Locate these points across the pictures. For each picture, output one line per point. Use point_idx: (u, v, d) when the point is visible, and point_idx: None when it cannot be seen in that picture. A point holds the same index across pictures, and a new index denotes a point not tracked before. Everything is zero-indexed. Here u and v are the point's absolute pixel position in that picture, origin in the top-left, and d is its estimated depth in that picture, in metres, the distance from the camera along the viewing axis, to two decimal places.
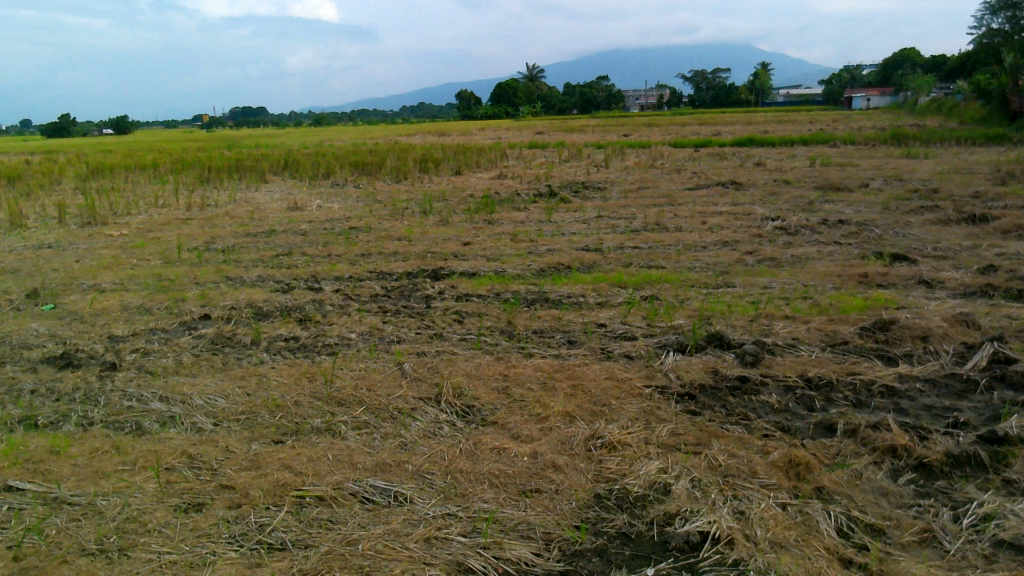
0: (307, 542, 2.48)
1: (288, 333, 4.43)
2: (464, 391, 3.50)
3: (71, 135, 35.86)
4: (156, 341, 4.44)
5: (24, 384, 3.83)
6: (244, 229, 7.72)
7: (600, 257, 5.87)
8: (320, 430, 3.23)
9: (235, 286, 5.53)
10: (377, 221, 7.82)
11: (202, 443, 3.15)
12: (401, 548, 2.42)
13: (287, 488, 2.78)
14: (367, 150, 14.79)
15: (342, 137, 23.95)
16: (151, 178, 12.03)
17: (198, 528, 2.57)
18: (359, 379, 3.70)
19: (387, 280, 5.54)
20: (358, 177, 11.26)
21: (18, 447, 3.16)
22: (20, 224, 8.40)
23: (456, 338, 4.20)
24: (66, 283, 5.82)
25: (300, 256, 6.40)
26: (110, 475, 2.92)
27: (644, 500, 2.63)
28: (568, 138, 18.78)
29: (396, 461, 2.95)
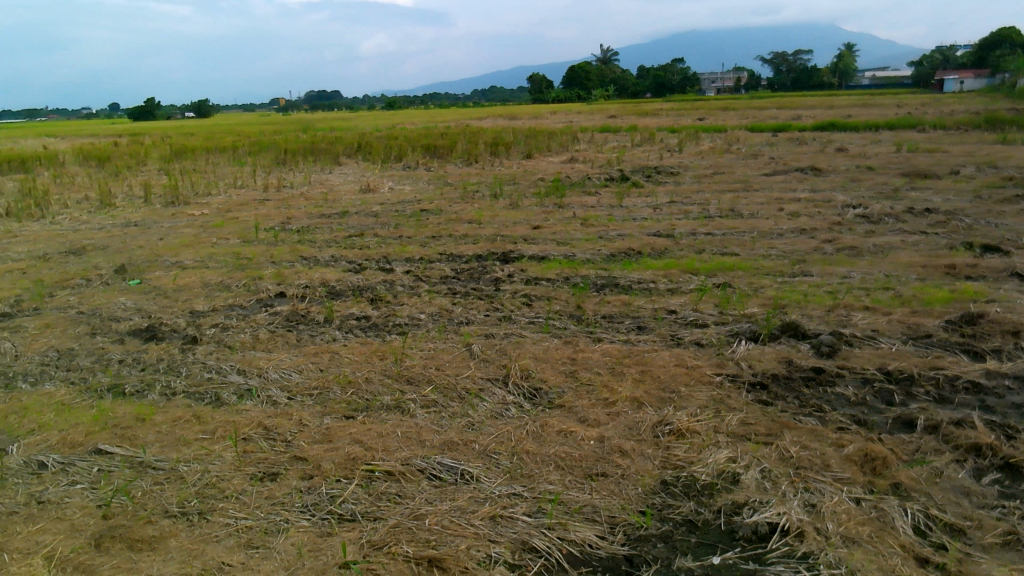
0: (376, 514, 2.55)
1: (359, 312, 4.53)
2: (532, 373, 3.52)
3: (154, 118, 37.46)
4: (234, 317, 4.61)
5: (112, 354, 4.04)
6: (318, 210, 7.92)
7: (671, 242, 5.80)
8: (390, 407, 3.31)
9: (309, 266, 5.69)
10: (447, 204, 7.90)
11: (277, 416, 3.27)
12: (467, 525, 2.46)
13: (358, 462, 2.86)
14: (437, 134, 14.93)
15: (415, 119, 24.24)
16: (230, 160, 12.45)
17: (273, 496, 2.67)
18: (428, 359, 3.77)
19: (457, 262, 5.61)
20: (430, 160, 11.38)
21: (108, 413, 3.35)
22: (111, 204, 8.83)
23: (525, 321, 4.22)
24: (151, 259, 6.11)
25: (372, 237, 6.53)
26: (191, 443, 3.06)
27: (711, 488, 2.61)
28: (641, 121, 18.56)
29: (463, 439, 3.00)
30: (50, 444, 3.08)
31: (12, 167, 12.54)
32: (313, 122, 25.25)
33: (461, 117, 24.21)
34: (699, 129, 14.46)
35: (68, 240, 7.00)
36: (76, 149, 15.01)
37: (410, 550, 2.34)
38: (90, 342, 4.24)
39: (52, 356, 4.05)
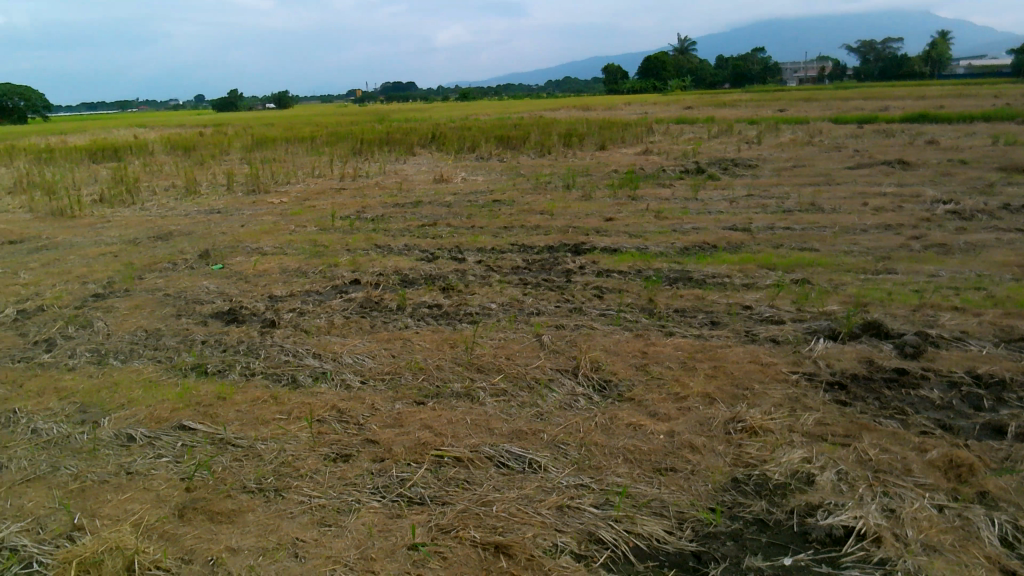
0: (444, 499, 2.59)
1: (431, 300, 4.60)
2: (602, 365, 3.51)
3: (238, 109, 38.84)
4: (311, 302, 4.75)
5: (196, 335, 4.22)
6: (393, 199, 8.07)
7: (748, 237, 5.67)
8: (460, 394, 3.35)
9: (383, 254, 5.80)
10: (519, 195, 7.93)
11: (351, 399, 3.36)
12: (534, 513, 2.48)
13: (428, 447, 2.91)
14: (510, 125, 14.97)
15: (489, 110, 24.38)
16: (308, 150, 12.79)
17: (345, 476, 2.75)
18: (499, 348, 3.80)
19: (529, 253, 5.62)
20: (503, 151, 11.43)
21: (192, 391, 3.50)
22: (197, 191, 9.20)
23: (596, 313, 4.21)
24: (233, 245, 6.34)
25: (445, 227, 6.61)
26: (268, 423, 3.18)
27: (785, 488, 2.55)
28: (719, 112, 18.17)
29: (531, 429, 3.02)
30: (138, 418, 3.25)
31: (106, 155, 13.20)
32: (389, 113, 25.65)
33: (535, 108, 24.17)
34: (780, 121, 14.06)
35: (157, 226, 7.34)
36: (165, 139, 15.70)
37: (477, 535, 2.38)
38: (176, 323, 4.45)
39: (140, 335, 4.26)
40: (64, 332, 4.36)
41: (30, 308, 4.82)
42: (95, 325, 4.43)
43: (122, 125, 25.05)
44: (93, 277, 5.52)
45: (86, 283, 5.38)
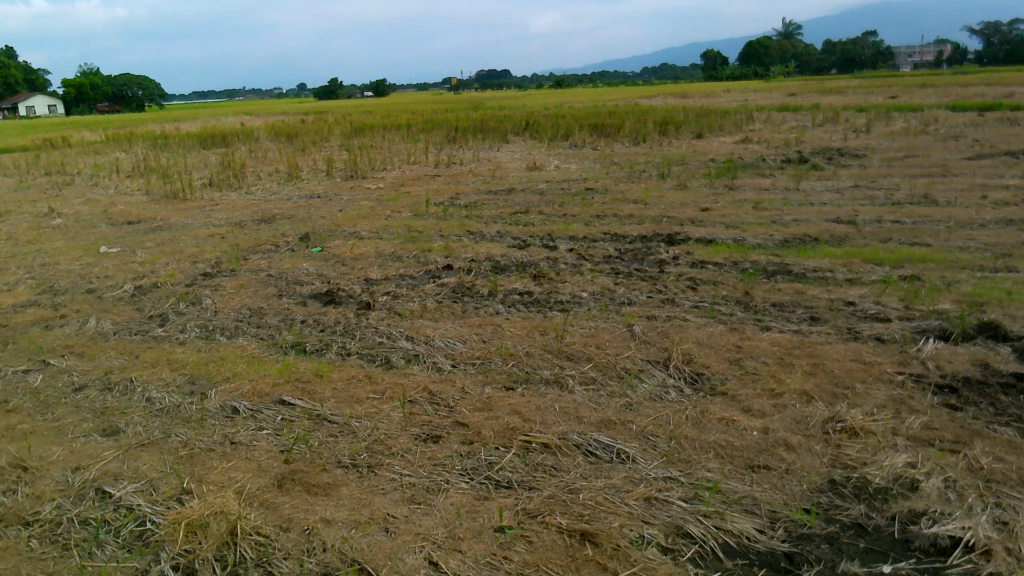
0: (531, 484, 2.62)
1: (522, 287, 4.64)
2: (694, 358, 3.45)
3: (338, 97, 40.03)
4: (405, 286, 4.87)
5: (296, 314, 4.41)
6: (486, 186, 8.15)
7: (853, 230, 5.43)
8: (549, 381, 3.37)
9: (476, 240, 5.88)
10: (613, 183, 7.86)
11: (442, 382, 3.43)
12: (621, 504, 2.47)
13: (517, 432, 2.95)
14: (604, 112, 14.84)
15: (583, 98, 24.21)
16: (404, 137, 13.07)
17: (435, 457, 2.82)
18: (589, 337, 3.79)
19: (621, 242, 5.57)
20: (597, 139, 11.35)
21: (292, 368, 3.66)
22: (299, 176, 9.57)
23: (689, 305, 4.13)
24: (332, 229, 6.57)
25: (537, 215, 6.63)
26: (363, 401, 3.29)
27: (886, 493, 2.45)
28: (825, 100, 17.41)
29: (620, 419, 3.00)
30: (243, 391, 3.42)
31: (216, 141, 13.89)
32: (483, 101, 25.85)
33: (631, 96, 23.80)
34: (892, 108, 13.35)
35: (261, 209, 7.68)
36: (270, 126, 16.39)
37: (563, 522, 2.39)
38: (278, 302, 4.65)
39: (245, 313, 4.48)
40: (176, 308, 4.64)
41: (146, 285, 5.14)
42: (204, 302, 4.69)
43: (231, 113, 26.31)
44: (203, 257, 5.84)
45: (196, 262, 5.70)
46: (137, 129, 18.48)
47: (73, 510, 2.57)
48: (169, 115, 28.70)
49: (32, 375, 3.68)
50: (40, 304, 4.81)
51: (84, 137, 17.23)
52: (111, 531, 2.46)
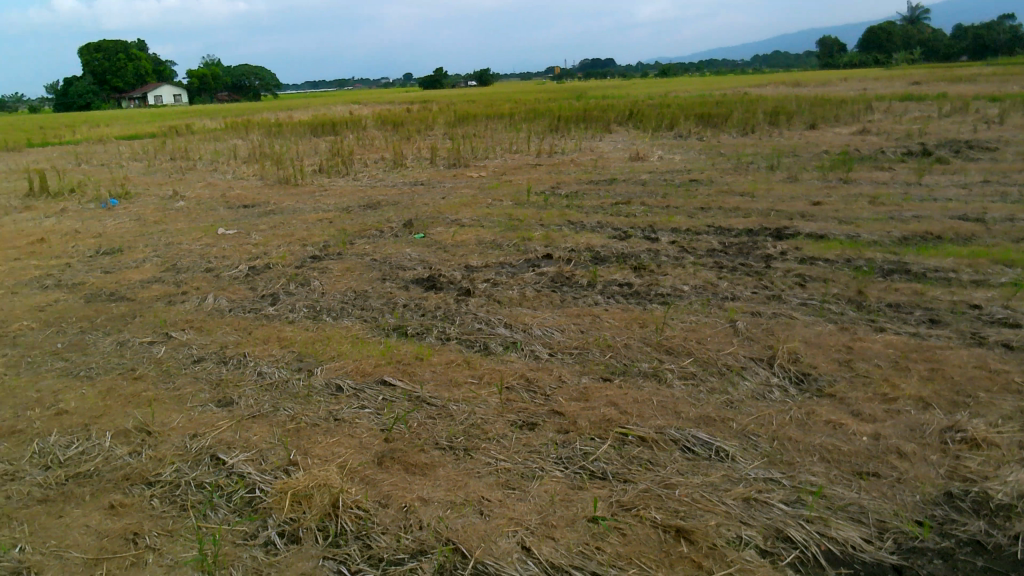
0: (626, 477, 2.60)
1: (622, 279, 4.59)
2: (800, 357, 3.33)
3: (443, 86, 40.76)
4: (504, 274, 4.92)
5: (398, 298, 4.53)
6: (587, 176, 8.11)
7: (982, 228, 5.08)
8: (647, 374, 3.34)
9: (576, 230, 5.87)
10: (718, 175, 7.66)
11: (539, 370, 3.45)
12: (718, 502, 2.43)
13: (613, 424, 2.93)
14: (712, 102, 14.44)
15: (689, 86, 23.65)
16: (507, 126, 13.15)
17: (530, 444, 2.84)
18: (689, 331, 3.73)
19: (726, 235, 5.43)
20: (703, 129, 11.08)
21: (393, 350, 3.78)
22: (403, 164, 9.80)
23: (797, 302, 3.99)
24: (435, 216, 6.71)
25: (639, 206, 6.55)
26: (461, 385, 3.36)
27: (1009, 511, 2.30)
28: (954, 89, 16.32)
29: (720, 416, 2.94)
30: (348, 370, 3.56)
31: (326, 129, 14.42)
32: (587, 90, 25.66)
33: (740, 85, 23.06)
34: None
35: (367, 195, 7.93)
36: (378, 114, 16.86)
37: (658, 517, 2.37)
38: (382, 286, 4.80)
39: (350, 295, 4.65)
40: (287, 288, 4.86)
41: (260, 266, 5.41)
42: (312, 284, 4.89)
43: (341, 102, 27.22)
44: (312, 240, 6.09)
45: (306, 245, 5.95)
46: (254, 117, 19.41)
47: (191, 474, 2.75)
48: (284, 104, 30.00)
49: (156, 347, 3.95)
50: (164, 281, 5.14)
51: (206, 125, 18.25)
52: (224, 496, 2.62)
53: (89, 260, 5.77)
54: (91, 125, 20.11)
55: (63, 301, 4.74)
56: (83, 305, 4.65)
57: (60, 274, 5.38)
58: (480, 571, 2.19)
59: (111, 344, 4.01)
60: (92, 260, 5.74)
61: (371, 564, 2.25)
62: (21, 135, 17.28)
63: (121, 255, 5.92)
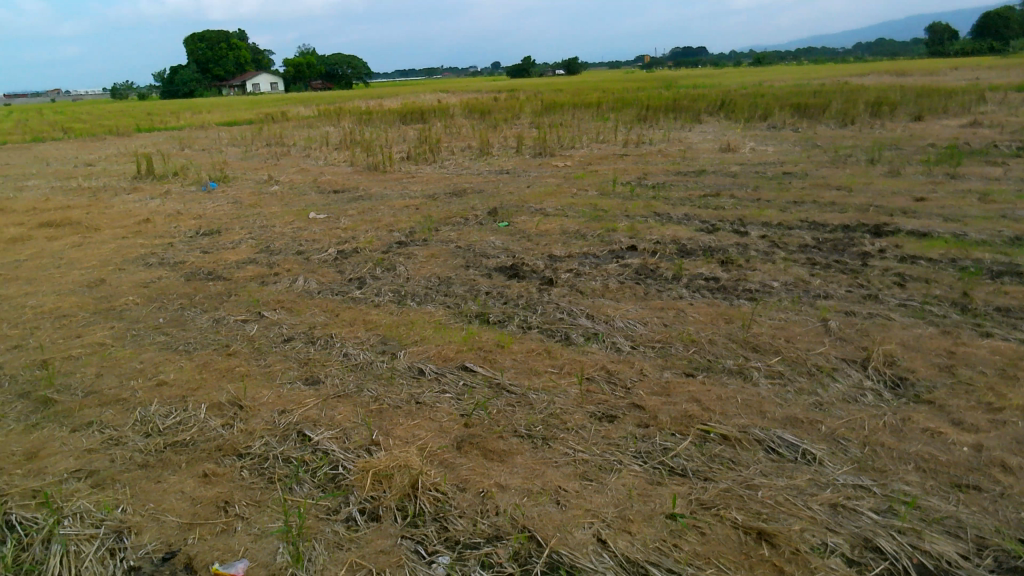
0: (707, 475, 2.55)
1: (708, 273, 4.49)
2: (897, 361, 3.18)
3: (530, 75, 40.80)
4: (587, 264, 4.89)
5: (481, 286, 4.57)
6: (675, 167, 7.95)
7: None
8: (732, 371, 3.26)
9: (662, 222, 5.77)
10: (813, 168, 7.38)
11: (620, 362, 3.42)
12: (803, 507, 2.35)
13: (695, 421, 2.88)
14: (809, 91, 13.91)
15: (785, 76, 22.87)
16: (594, 115, 13.04)
17: (609, 436, 2.82)
18: (778, 329, 3.61)
19: (820, 231, 5.23)
20: (798, 120, 10.69)
21: (475, 337, 3.82)
22: (489, 152, 9.86)
23: (895, 303, 3.80)
24: (519, 204, 6.72)
25: (728, 198, 6.38)
26: (542, 374, 3.37)
27: None
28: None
29: (808, 418, 2.84)
30: (430, 355, 3.62)
31: (415, 117, 14.65)
32: (677, 79, 25.18)
33: (840, 74, 22.09)
34: None
35: (453, 183, 8.02)
36: (466, 103, 17.02)
37: (739, 518, 2.31)
38: (465, 273, 4.85)
39: (434, 281, 4.72)
40: (373, 272, 4.98)
41: (348, 249, 5.57)
42: (397, 269, 4.99)
43: (430, 90, 27.61)
44: (399, 226, 6.20)
45: (393, 231, 6.07)
46: (346, 105, 19.90)
47: (278, 448, 2.86)
48: (374, 92, 30.67)
49: (249, 325, 4.12)
50: (258, 262, 5.35)
51: (301, 112, 18.86)
52: (309, 471, 2.71)
53: (189, 240, 6.06)
54: (194, 112, 21.09)
55: (165, 279, 4.99)
56: (183, 283, 4.89)
57: (163, 253, 5.67)
58: (555, 559, 2.19)
59: (208, 320, 4.21)
60: (192, 240, 6.03)
61: (447, 547, 2.29)
62: (131, 120, 18.31)
63: (219, 236, 6.19)
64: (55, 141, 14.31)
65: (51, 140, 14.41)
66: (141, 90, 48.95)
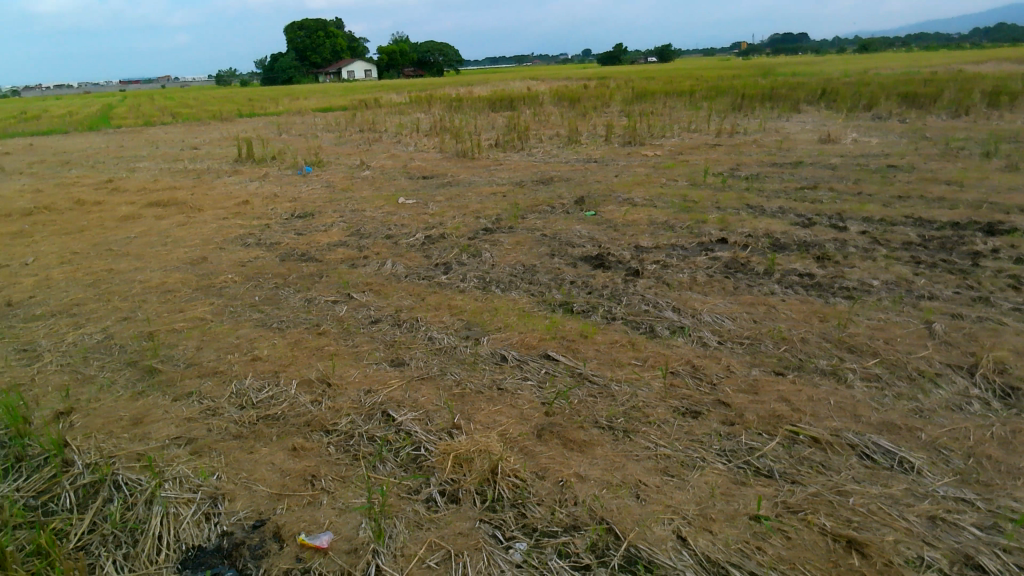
0: (795, 477, 2.47)
1: (802, 269, 4.33)
2: (1008, 370, 3.00)
3: (620, 63, 40.31)
4: (675, 256, 4.79)
5: (566, 275, 4.55)
6: (770, 158, 7.69)
7: None
8: (825, 371, 3.13)
9: (755, 214, 5.60)
10: (921, 161, 6.99)
11: (706, 357, 3.34)
12: (899, 517, 2.24)
13: (784, 421, 2.79)
14: (919, 80, 13.17)
15: (892, 64, 21.76)
16: (686, 104, 12.75)
17: (693, 432, 2.77)
18: (877, 330, 3.45)
19: (926, 228, 4.95)
20: (906, 110, 10.14)
21: (558, 325, 3.81)
22: (578, 141, 9.79)
23: (1008, 307, 3.57)
24: (607, 194, 6.66)
25: (826, 192, 6.13)
26: (625, 366, 3.33)
27: None
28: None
29: (907, 425, 2.70)
30: (513, 342, 3.64)
31: (504, 105, 14.70)
32: (774, 66, 24.35)
33: (952, 61, 20.86)
34: None
35: (540, 171, 8.01)
36: (556, 90, 16.94)
37: (829, 524, 2.22)
38: (550, 262, 4.84)
39: (519, 269, 4.73)
40: (459, 258, 5.04)
41: (435, 235, 5.65)
42: (483, 255, 5.03)
43: (519, 78, 27.66)
44: (485, 213, 6.25)
45: (480, 218, 6.12)
46: (436, 92, 20.15)
47: (363, 427, 2.94)
48: (465, 79, 30.95)
49: (338, 306, 4.24)
50: (349, 245, 5.50)
51: (392, 98, 19.22)
52: (392, 451, 2.77)
53: (285, 222, 6.28)
54: (291, 98, 21.82)
55: (262, 259, 5.20)
56: (279, 263, 5.08)
57: (260, 234, 5.90)
58: (632, 554, 2.17)
59: (300, 300, 4.36)
60: (287, 222, 6.25)
61: (525, 533, 2.30)
62: (232, 106, 19.09)
63: (312, 218, 6.39)
64: (164, 125, 15.09)
65: (161, 125, 15.20)
66: (243, 76, 51.00)
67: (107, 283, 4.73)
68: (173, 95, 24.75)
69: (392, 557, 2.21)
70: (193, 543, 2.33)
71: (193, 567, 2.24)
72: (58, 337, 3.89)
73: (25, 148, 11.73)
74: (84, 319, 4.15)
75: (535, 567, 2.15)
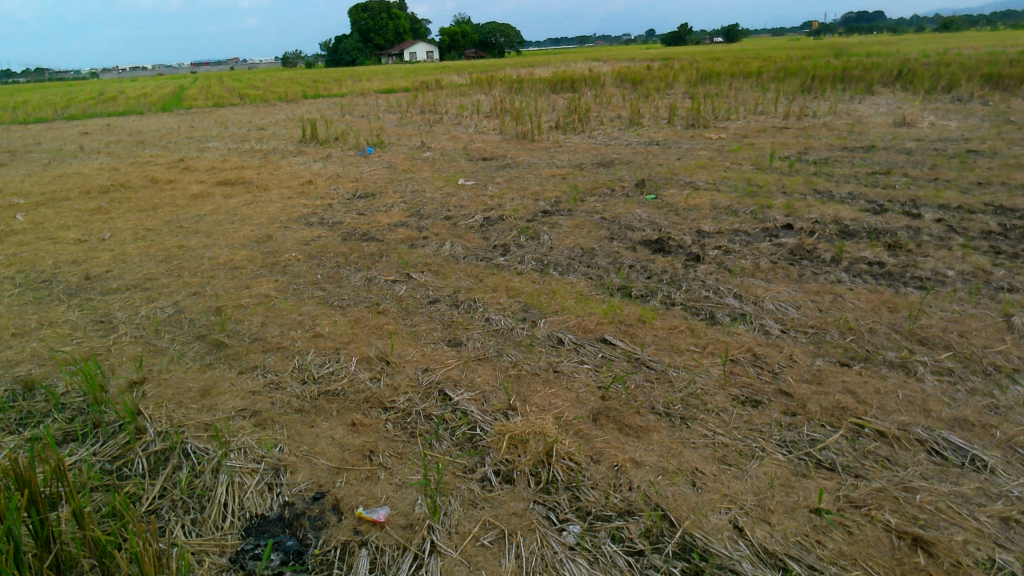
0: (858, 472, 2.40)
1: (873, 257, 4.18)
2: None
3: (684, 43, 39.62)
4: (738, 242, 4.69)
5: (625, 259, 4.50)
6: (841, 142, 7.44)
7: None
8: (893, 363, 3.03)
9: (823, 200, 5.43)
10: (1004, 146, 6.66)
11: (769, 346, 3.27)
12: (969, 517, 2.16)
13: (848, 414, 2.71)
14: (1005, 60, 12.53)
15: (974, 43, 20.79)
16: (753, 85, 12.43)
17: (752, 422, 2.71)
18: (950, 322, 3.32)
19: (1008, 216, 4.72)
20: (990, 92, 9.67)
21: (616, 309, 3.78)
22: (640, 123, 9.65)
23: None
24: (669, 177, 6.55)
25: (901, 177, 5.90)
26: (684, 352, 3.28)
27: None
28: None
29: (981, 421, 2.60)
30: (571, 325, 3.62)
31: (566, 86, 14.59)
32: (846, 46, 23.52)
33: None
34: None
35: (601, 153, 7.93)
36: (619, 71, 16.70)
37: (894, 521, 2.16)
38: (609, 245, 4.79)
39: (577, 252, 4.70)
40: (518, 240, 5.04)
41: (494, 216, 5.65)
42: (541, 238, 5.02)
43: (579, 59, 27.58)
44: (545, 195, 6.22)
45: (539, 200, 6.10)
46: (497, 73, 20.13)
47: (420, 405, 2.98)
48: (525, 61, 30.99)
49: (397, 286, 4.29)
50: (409, 225, 5.56)
51: (454, 80, 19.28)
52: (448, 429, 2.80)
53: (347, 202, 6.38)
54: (355, 79, 22.19)
55: (324, 238, 5.29)
56: (341, 243, 5.16)
57: (323, 213, 6.01)
58: (687, 542, 2.15)
59: (361, 279, 4.43)
60: (349, 203, 6.34)
61: (579, 516, 2.30)
62: (297, 88, 19.43)
63: (374, 199, 6.47)
64: (233, 107, 15.46)
65: (230, 106, 15.59)
66: (309, 57, 51.95)
67: (178, 260, 4.89)
68: (243, 76, 25.37)
69: (447, 533, 2.24)
70: (256, 511, 2.41)
71: (256, 534, 2.32)
72: (132, 310, 4.06)
73: (103, 129, 12.20)
74: (155, 293, 4.30)
75: (588, 550, 2.15)
